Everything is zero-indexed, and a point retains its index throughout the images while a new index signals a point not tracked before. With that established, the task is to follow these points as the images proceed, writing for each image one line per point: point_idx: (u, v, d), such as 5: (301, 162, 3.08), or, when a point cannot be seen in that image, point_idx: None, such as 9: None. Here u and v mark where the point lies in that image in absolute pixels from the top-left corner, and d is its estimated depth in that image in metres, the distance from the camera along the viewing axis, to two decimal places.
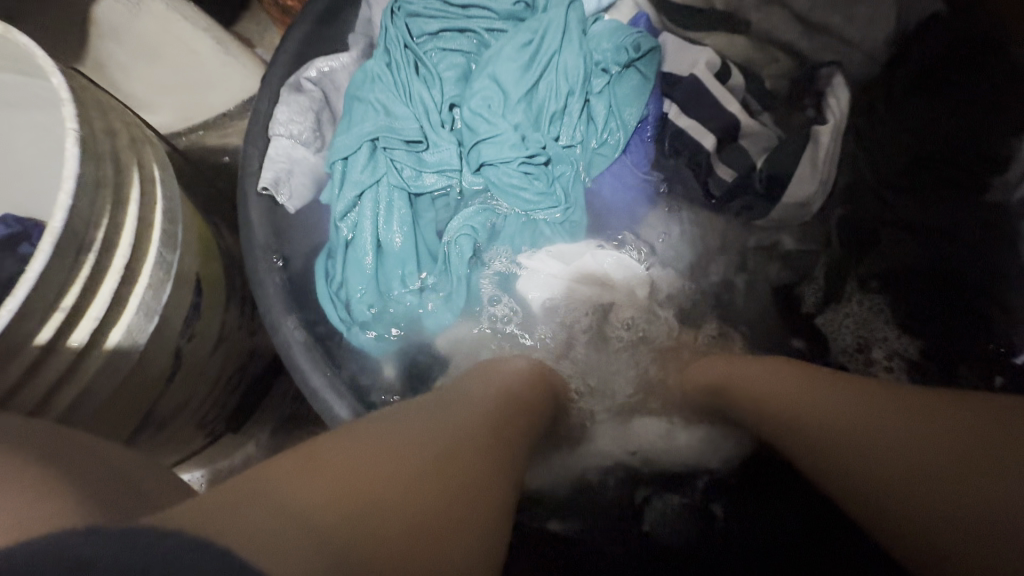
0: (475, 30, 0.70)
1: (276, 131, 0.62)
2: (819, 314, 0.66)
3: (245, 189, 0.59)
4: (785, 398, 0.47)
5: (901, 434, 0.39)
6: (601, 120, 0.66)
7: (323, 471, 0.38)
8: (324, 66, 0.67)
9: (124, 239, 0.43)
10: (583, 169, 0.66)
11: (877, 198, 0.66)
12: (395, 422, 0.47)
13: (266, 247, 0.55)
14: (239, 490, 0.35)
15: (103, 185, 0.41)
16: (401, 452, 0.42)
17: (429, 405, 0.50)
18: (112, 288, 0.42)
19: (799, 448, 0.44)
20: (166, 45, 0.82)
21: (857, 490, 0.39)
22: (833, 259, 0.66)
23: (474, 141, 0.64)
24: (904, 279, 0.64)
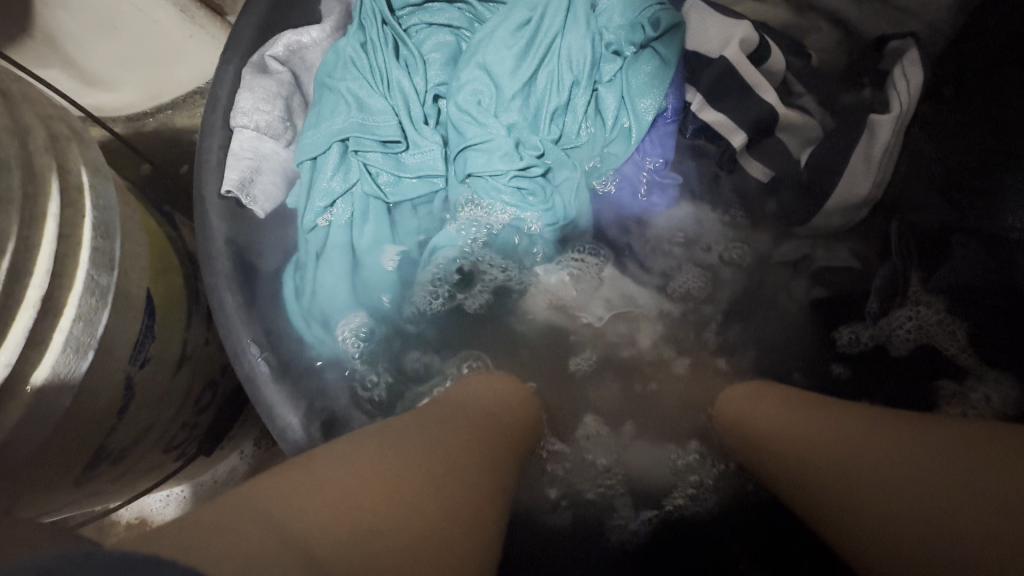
0: (467, 3, 0.61)
1: (237, 122, 0.54)
2: (868, 333, 0.53)
3: (204, 190, 0.52)
4: (781, 432, 0.43)
5: (900, 451, 0.37)
6: (610, 115, 0.56)
7: (310, 488, 0.35)
8: (292, 42, 0.58)
9: (39, 266, 0.38)
10: (587, 173, 0.57)
11: (943, 200, 0.53)
12: (391, 434, 0.43)
13: (233, 266, 0.50)
14: (231, 502, 0.33)
15: (6, 199, 0.37)
16: (394, 472, 0.38)
17: (425, 414, 0.46)
18: (27, 323, 0.37)
19: (802, 490, 0.40)
20: (120, 16, 0.78)
21: (861, 536, 0.35)
22: (888, 271, 0.54)
23: (460, 143, 0.55)
24: (978, 299, 0.50)
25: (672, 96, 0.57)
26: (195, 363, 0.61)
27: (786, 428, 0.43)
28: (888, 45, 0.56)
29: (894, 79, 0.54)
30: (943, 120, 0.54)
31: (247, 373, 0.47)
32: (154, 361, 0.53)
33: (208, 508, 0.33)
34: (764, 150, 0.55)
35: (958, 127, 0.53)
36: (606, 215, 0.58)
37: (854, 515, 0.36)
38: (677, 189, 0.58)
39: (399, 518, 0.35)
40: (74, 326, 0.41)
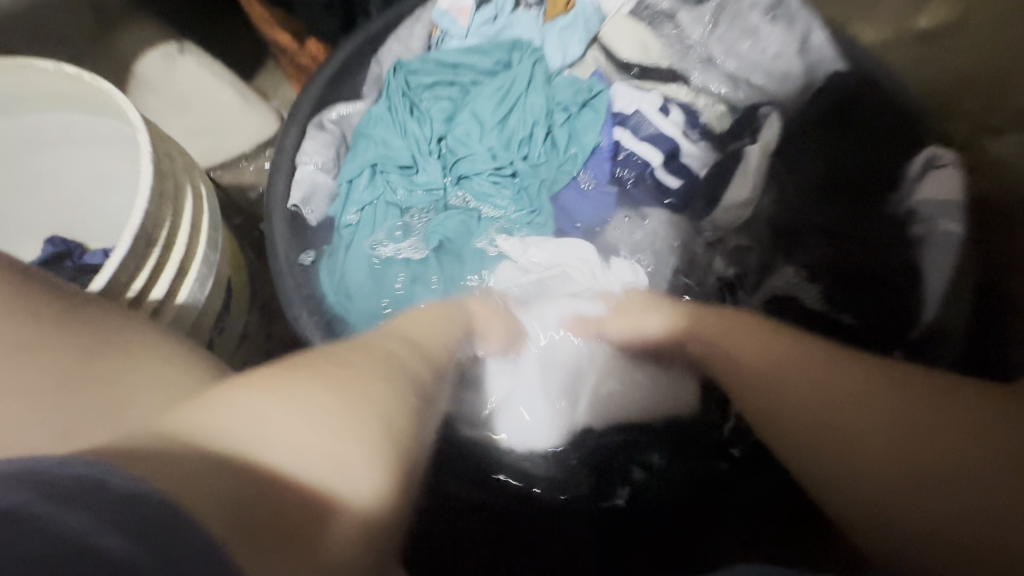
0: (462, 82, 0.84)
1: (301, 160, 0.75)
2: (754, 294, 0.74)
3: (275, 206, 0.72)
4: (780, 391, 0.46)
5: (892, 416, 0.41)
6: (562, 145, 0.80)
7: (342, 389, 0.35)
8: (342, 111, 0.83)
9: (179, 240, 0.57)
10: (547, 184, 0.79)
11: (799, 208, 0.76)
12: (403, 349, 0.44)
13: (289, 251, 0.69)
14: (257, 386, 0.33)
15: (164, 195, 0.56)
16: (410, 384, 0.40)
17: (422, 341, 0.47)
18: (171, 274, 0.56)
19: (789, 420, 0.45)
20: (195, 94, 1.05)
21: (831, 461, 0.42)
22: (765, 253, 0.75)
23: (454, 160, 0.80)
24: (825, 270, 0.72)
25: (604, 134, 0.80)
26: (251, 344, 0.77)
27: (778, 361, 0.48)
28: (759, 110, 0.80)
29: (763, 127, 0.77)
30: (796, 156, 0.77)
31: (296, 321, 0.65)
32: (224, 333, 0.69)
33: (241, 390, 0.32)
34: (678, 174, 0.76)
35: (805, 163, 0.77)
36: (562, 220, 0.79)
37: (839, 446, 0.41)
38: (615, 198, 0.78)
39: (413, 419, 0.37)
40: (191, 284, 0.59)
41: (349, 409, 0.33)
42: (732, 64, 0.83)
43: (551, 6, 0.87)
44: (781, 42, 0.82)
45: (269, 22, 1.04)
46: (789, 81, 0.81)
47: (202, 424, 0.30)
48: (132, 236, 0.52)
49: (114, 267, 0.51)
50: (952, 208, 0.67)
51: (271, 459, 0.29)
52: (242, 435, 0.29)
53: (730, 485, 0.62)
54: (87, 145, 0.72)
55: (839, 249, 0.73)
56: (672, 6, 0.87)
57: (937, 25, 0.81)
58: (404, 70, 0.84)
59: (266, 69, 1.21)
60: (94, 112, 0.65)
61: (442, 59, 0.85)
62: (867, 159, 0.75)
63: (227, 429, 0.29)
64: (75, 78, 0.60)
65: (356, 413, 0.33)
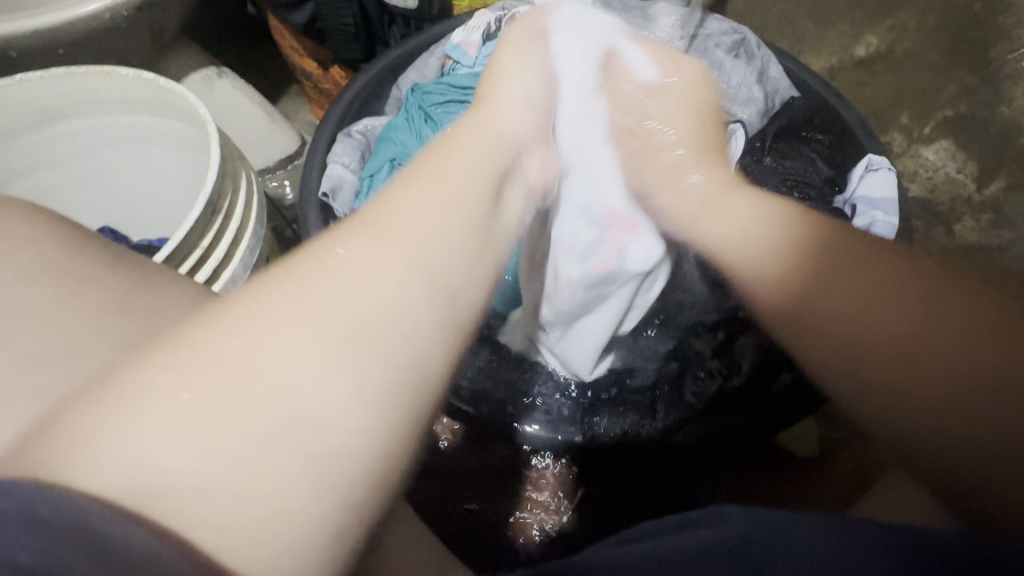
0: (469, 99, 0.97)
1: (332, 160, 0.89)
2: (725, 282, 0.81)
3: (309, 196, 0.86)
4: (852, 313, 0.42)
5: (967, 369, 0.38)
6: None
7: (219, 384, 0.28)
8: (369, 125, 0.97)
9: (236, 212, 0.67)
10: None
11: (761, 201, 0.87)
12: (345, 272, 0.33)
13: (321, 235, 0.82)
14: (106, 393, 0.28)
15: (226, 175, 0.66)
16: (345, 323, 0.31)
17: (397, 219, 0.37)
18: (229, 239, 0.65)
19: (844, 369, 0.42)
20: (230, 112, 1.17)
21: (895, 420, 0.40)
22: None
23: None
24: None
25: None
26: None
27: (845, 292, 0.43)
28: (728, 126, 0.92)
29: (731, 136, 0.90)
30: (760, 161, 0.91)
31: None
32: None
33: (118, 380, 0.29)
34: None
35: (762, 168, 0.91)
36: None
37: (890, 409, 0.40)
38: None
39: (344, 376, 0.30)
40: (243, 252, 0.68)
41: (225, 408, 0.28)
42: (702, 89, 0.98)
43: None
44: (745, 75, 0.95)
45: (298, 50, 1.17)
46: (751, 104, 0.94)
47: (61, 448, 0.26)
48: (204, 203, 0.62)
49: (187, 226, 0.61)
50: (883, 202, 0.79)
51: (108, 482, 0.25)
52: (94, 463, 0.26)
53: (698, 422, 0.70)
54: (148, 144, 0.83)
55: None
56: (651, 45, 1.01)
57: (872, 53, 0.93)
58: (421, 91, 0.98)
59: (290, 94, 1.35)
60: (161, 113, 0.76)
61: (453, 81, 0.98)
62: (809, 169, 0.91)
63: (67, 456, 0.26)
64: (153, 83, 0.71)
65: (234, 419, 0.28)
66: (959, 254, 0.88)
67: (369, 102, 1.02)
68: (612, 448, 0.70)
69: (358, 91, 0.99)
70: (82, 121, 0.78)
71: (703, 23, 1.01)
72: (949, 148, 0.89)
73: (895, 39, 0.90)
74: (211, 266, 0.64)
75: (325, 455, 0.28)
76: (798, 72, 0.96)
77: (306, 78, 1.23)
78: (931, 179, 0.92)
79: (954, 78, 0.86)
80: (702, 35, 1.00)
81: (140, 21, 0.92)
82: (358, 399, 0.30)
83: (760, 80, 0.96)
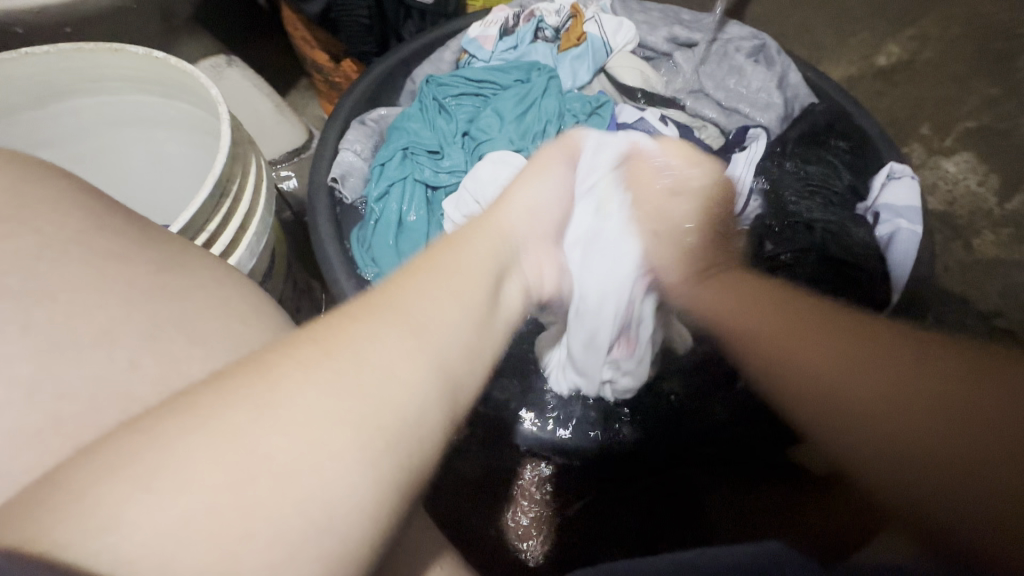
0: (485, 93, 0.96)
1: (344, 147, 0.88)
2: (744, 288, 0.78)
3: (319, 180, 0.85)
4: (791, 348, 0.48)
5: (951, 427, 0.39)
6: None
7: (245, 466, 0.27)
8: (382, 113, 0.96)
9: (245, 197, 0.65)
10: None
11: (781, 202, 0.86)
12: (365, 355, 0.33)
13: (331, 223, 0.81)
14: (124, 458, 0.27)
15: (236, 158, 0.64)
16: (359, 396, 0.31)
17: (414, 319, 0.37)
18: (236, 225, 0.63)
19: (816, 406, 0.45)
20: (237, 101, 1.16)
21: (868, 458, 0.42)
22: (757, 231, 0.83)
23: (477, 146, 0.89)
24: (812, 257, 0.78)
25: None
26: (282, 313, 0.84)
27: (763, 334, 0.51)
28: (749, 131, 0.91)
29: (749, 139, 0.90)
30: (781, 162, 0.89)
31: (331, 273, 0.76)
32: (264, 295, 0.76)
33: (132, 435, 0.28)
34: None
35: (781, 170, 0.89)
36: None
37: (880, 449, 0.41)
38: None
39: (357, 451, 0.30)
40: (250, 237, 0.65)
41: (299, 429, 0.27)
42: (721, 94, 0.97)
43: (565, 41, 1.00)
44: (764, 80, 0.95)
45: (310, 43, 1.14)
46: (771, 109, 0.93)
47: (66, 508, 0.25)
48: (212, 184, 0.59)
49: (195, 208, 0.58)
50: (906, 210, 0.79)
51: None
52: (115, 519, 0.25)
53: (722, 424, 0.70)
54: (154, 125, 0.81)
55: (818, 238, 0.79)
56: (668, 48, 1.03)
57: (893, 62, 0.93)
58: (435, 83, 0.96)
59: (300, 87, 1.34)
60: (169, 95, 0.74)
61: (468, 74, 0.97)
62: (832, 176, 0.88)
63: None
64: (163, 62, 0.69)
65: (256, 493, 0.27)
66: (976, 270, 0.87)
67: (382, 90, 1.00)
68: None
69: (373, 79, 0.99)
70: (85, 99, 0.75)
71: (725, 27, 1.00)
72: (970, 161, 0.88)
73: (919, 46, 0.91)
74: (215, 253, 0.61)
75: (333, 523, 0.28)
76: (817, 80, 0.95)
77: (316, 70, 1.20)
78: (950, 192, 0.89)
79: (976, 88, 0.87)
80: (721, 39, 1.00)
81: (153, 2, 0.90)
82: (371, 471, 0.30)
83: (779, 86, 0.95)
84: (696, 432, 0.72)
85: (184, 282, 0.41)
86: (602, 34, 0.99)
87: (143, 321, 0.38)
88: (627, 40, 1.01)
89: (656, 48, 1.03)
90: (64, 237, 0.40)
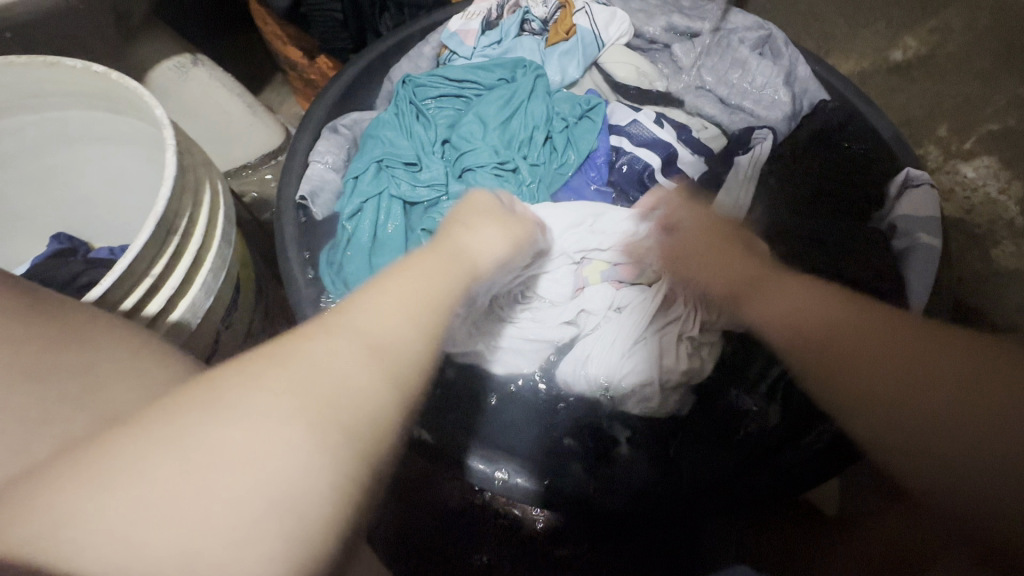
0: (466, 95, 0.89)
1: (314, 159, 0.81)
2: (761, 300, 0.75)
3: (287, 196, 0.78)
4: (848, 342, 0.49)
5: (947, 400, 0.43)
6: (561, 149, 0.83)
7: (198, 478, 0.25)
8: (355, 118, 0.89)
9: (196, 231, 0.59)
10: (547, 185, 0.82)
11: (789, 212, 0.81)
12: (316, 366, 0.31)
13: (297, 244, 0.75)
14: (100, 476, 0.25)
15: (186, 189, 0.58)
16: (314, 410, 0.29)
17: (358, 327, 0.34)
18: (187, 264, 0.57)
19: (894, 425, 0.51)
20: (203, 104, 1.07)
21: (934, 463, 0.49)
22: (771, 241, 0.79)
23: (458, 156, 0.83)
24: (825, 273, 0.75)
25: (601, 141, 0.84)
26: (255, 342, 0.79)
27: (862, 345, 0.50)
28: (756, 132, 0.84)
29: (755, 142, 0.83)
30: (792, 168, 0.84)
31: (296, 301, 0.70)
32: (231, 328, 0.71)
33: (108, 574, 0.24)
34: (673, 176, 0.80)
35: (795, 179, 0.83)
36: None
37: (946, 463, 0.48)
38: (612, 198, 0.83)
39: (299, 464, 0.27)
40: (206, 273, 0.60)
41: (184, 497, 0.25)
42: (724, 91, 0.90)
43: (553, 34, 0.93)
44: (770, 75, 0.87)
45: (281, 37, 1.06)
46: (777, 107, 0.86)
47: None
48: (155, 222, 0.53)
49: (136, 252, 0.52)
50: (924, 223, 0.73)
51: None
52: (79, 539, 0.23)
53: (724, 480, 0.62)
54: (106, 142, 0.74)
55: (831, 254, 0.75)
56: (665, 40, 0.95)
57: (910, 58, 0.85)
58: (413, 83, 0.89)
59: (276, 84, 1.26)
60: (117, 111, 0.67)
61: (448, 73, 0.90)
62: (846, 181, 0.82)
63: None
64: (104, 78, 0.62)
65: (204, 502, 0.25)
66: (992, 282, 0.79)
67: (355, 91, 0.93)
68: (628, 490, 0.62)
69: (343, 80, 0.91)
70: (27, 116, 0.69)
71: (727, 16, 0.93)
72: (991, 166, 0.81)
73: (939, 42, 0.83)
74: (164, 297, 0.55)
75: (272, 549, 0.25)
76: (827, 75, 0.88)
77: (290, 67, 1.13)
78: (968, 199, 0.82)
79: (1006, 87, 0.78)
80: (724, 30, 0.92)
81: None
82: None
83: (787, 82, 0.87)
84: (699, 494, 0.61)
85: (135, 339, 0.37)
86: (593, 28, 0.92)
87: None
88: (621, 32, 0.94)
89: (653, 39, 0.96)
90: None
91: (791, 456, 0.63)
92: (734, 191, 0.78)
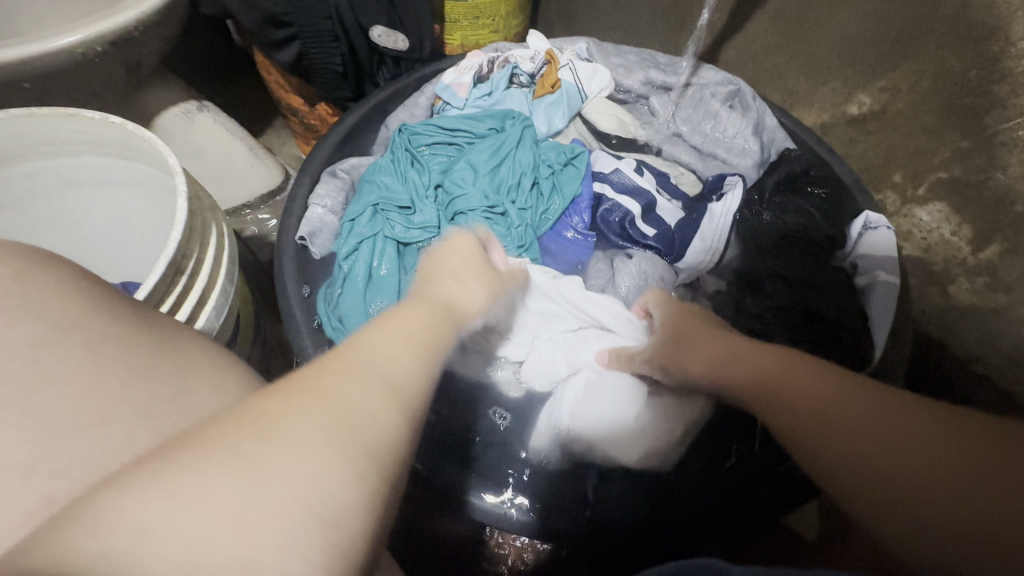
0: (459, 143, 0.95)
1: (314, 202, 0.86)
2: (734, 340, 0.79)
3: (288, 236, 0.83)
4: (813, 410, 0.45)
5: (885, 458, 0.40)
6: (547, 194, 0.89)
7: (205, 508, 0.26)
8: (353, 162, 0.94)
9: (203, 272, 0.62)
10: (535, 228, 0.87)
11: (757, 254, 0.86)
12: (331, 397, 0.32)
13: (295, 285, 0.78)
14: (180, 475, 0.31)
15: (194, 232, 0.62)
16: (340, 444, 0.30)
17: (370, 365, 0.35)
18: (193, 301, 0.60)
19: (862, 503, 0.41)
20: (205, 146, 1.13)
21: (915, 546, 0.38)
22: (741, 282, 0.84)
23: (450, 200, 0.88)
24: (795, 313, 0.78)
25: (585, 188, 0.90)
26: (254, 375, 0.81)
27: (830, 414, 0.44)
28: (727, 178, 0.90)
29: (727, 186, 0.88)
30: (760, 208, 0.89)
31: (295, 334, 0.73)
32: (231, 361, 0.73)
33: None
34: (653, 225, 0.86)
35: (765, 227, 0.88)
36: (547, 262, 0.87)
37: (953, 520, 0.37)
38: (595, 242, 0.88)
39: (338, 487, 0.29)
40: (209, 312, 0.63)
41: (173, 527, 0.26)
42: (697, 140, 0.97)
43: (539, 87, 1.00)
44: (740, 126, 0.95)
45: (283, 86, 1.12)
46: (746, 155, 0.94)
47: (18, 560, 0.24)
48: (165, 264, 0.57)
49: (146, 292, 0.55)
50: (883, 260, 0.78)
51: None
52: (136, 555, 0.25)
53: (723, 507, 0.65)
54: (115, 185, 0.78)
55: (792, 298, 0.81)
56: (644, 93, 1.04)
57: (864, 112, 0.95)
58: (408, 132, 0.95)
59: (277, 127, 1.32)
60: (128, 157, 0.72)
61: (441, 123, 0.96)
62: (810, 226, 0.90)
63: None
64: (120, 127, 0.67)
65: (285, 511, 0.27)
66: (952, 317, 0.85)
67: (353, 137, 0.99)
68: (618, 526, 0.64)
69: (343, 127, 0.96)
70: (41, 162, 0.72)
71: (699, 72, 1.01)
72: (942, 210, 0.86)
73: (889, 98, 0.90)
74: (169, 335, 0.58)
75: None
76: (793, 126, 0.95)
77: (290, 112, 1.19)
78: (925, 239, 0.89)
79: (949, 141, 0.83)
80: (697, 84, 1.00)
81: (116, 56, 0.88)
82: None
83: (755, 132, 0.95)
84: (700, 521, 0.64)
85: (163, 367, 0.40)
86: (577, 82, 0.99)
87: (101, 421, 0.37)
88: (602, 86, 1.01)
89: (632, 92, 1.04)
90: (39, 334, 0.41)
91: (792, 472, 0.67)
92: (709, 237, 0.83)
